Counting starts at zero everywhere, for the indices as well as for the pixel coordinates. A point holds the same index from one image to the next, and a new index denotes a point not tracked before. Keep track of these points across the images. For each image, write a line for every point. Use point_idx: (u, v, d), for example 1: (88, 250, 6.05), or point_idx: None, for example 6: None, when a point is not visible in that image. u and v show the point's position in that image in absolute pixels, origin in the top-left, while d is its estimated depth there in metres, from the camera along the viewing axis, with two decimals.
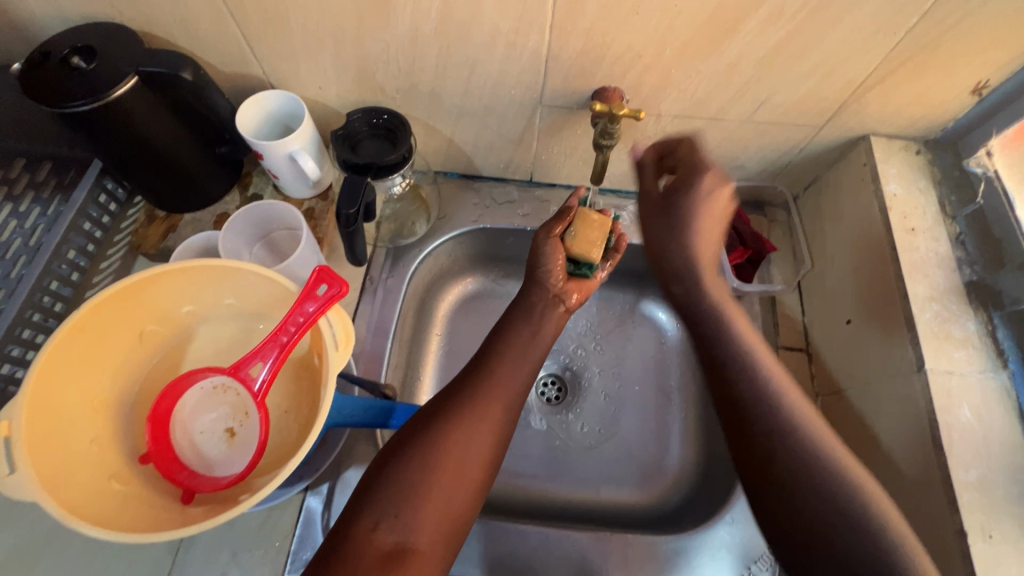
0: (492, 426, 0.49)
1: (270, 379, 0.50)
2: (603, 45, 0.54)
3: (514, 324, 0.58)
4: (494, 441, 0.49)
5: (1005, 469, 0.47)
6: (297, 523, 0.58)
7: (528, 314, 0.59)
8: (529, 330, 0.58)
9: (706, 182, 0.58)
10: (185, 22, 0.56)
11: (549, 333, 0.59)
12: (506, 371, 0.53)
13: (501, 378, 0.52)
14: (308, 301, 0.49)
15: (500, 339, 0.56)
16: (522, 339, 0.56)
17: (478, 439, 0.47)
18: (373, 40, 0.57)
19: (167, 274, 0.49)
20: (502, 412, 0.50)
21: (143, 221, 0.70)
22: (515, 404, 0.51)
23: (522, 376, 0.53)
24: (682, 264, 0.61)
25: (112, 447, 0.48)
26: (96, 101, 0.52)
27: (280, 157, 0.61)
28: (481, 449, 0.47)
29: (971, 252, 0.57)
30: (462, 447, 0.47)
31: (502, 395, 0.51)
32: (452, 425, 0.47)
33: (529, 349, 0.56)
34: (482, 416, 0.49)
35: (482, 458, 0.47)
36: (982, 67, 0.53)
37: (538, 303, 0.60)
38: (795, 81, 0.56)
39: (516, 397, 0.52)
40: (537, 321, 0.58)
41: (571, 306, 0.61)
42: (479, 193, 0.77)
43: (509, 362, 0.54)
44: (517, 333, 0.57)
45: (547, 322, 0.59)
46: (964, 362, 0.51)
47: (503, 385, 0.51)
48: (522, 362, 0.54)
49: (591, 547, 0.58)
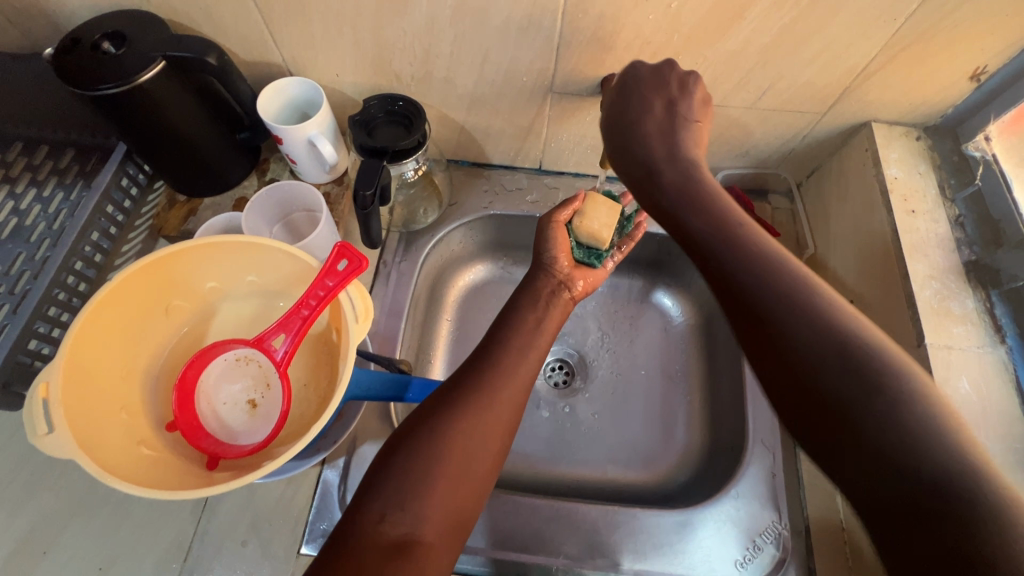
0: (498, 419, 0.48)
1: (291, 351, 0.53)
2: (613, 32, 0.56)
3: (516, 316, 0.57)
4: (500, 434, 0.48)
5: (1003, 438, 0.49)
6: (314, 495, 0.59)
7: (534, 301, 0.59)
8: (533, 319, 0.57)
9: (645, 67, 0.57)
10: (211, 11, 0.58)
11: (557, 319, 0.59)
12: (509, 364, 0.52)
13: (504, 370, 0.51)
14: (329, 276, 0.51)
15: (502, 333, 0.55)
16: (525, 329, 0.56)
17: (484, 432, 0.47)
18: (391, 29, 0.59)
19: (194, 249, 0.51)
20: (506, 405, 0.49)
21: (165, 205, 0.72)
22: (519, 396, 0.50)
23: (525, 369, 0.52)
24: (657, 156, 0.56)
25: (141, 414, 0.50)
26: (124, 85, 0.54)
27: (299, 141, 0.63)
28: (487, 442, 0.47)
29: (970, 233, 0.59)
30: (467, 441, 0.46)
31: (505, 387, 0.50)
32: (458, 414, 0.47)
33: (533, 338, 0.55)
34: (488, 405, 0.48)
35: (488, 451, 0.46)
36: (980, 53, 0.55)
37: (543, 290, 0.60)
38: (799, 67, 0.58)
39: (521, 389, 0.51)
40: (544, 306, 0.59)
41: (577, 292, 0.62)
42: (489, 181, 0.79)
43: (512, 353, 0.53)
44: (518, 324, 0.56)
45: (553, 308, 0.59)
46: (963, 337, 0.53)
47: (507, 378, 0.50)
48: (524, 353, 0.53)
49: (600, 520, 0.60)
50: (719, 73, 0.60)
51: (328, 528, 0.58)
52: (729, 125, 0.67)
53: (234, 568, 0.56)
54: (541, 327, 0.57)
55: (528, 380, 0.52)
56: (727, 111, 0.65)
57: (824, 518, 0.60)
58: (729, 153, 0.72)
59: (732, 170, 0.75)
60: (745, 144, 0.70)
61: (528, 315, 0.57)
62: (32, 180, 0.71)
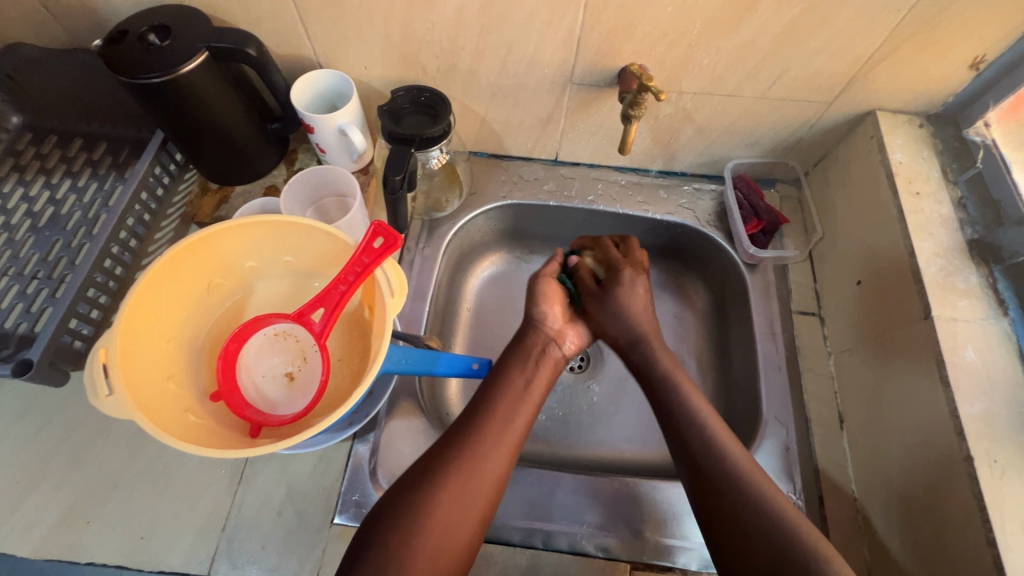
0: (479, 490, 0.51)
1: (328, 324, 0.55)
2: (632, 23, 0.59)
3: (503, 378, 0.60)
4: (482, 504, 0.51)
5: (1008, 403, 0.51)
6: (346, 467, 0.62)
7: (523, 362, 0.63)
8: (522, 379, 0.61)
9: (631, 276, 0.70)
10: (248, 5, 0.61)
11: (546, 378, 0.63)
12: (495, 429, 0.55)
13: (490, 437, 0.54)
14: (365, 253, 0.54)
15: (492, 389, 0.59)
16: (514, 389, 0.59)
17: (466, 502, 0.50)
18: (420, 20, 0.62)
19: (237, 228, 0.54)
20: (489, 475, 0.52)
21: (198, 191, 0.74)
22: (504, 463, 0.53)
23: (511, 434, 0.56)
24: (624, 330, 0.67)
25: (186, 385, 0.52)
26: (171, 74, 0.57)
27: (330, 130, 0.66)
28: (468, 512, 0.50)
29: (972, 214, 0.62)
30: (448, 509, 0.49)
31: (489, 455, 0.53)
32: (439, 486, 0.50)
33: (520, 402, 0.58)
34: (469, 478, 0.51)
35: (468, 520, 0.50)
36: (979, 42, 0.58)
37: (531, 348, 0.65)
38: (807, 58, 0.61)
39: (506, 456, 0.54)
40: (531, 366, 0.63)
41: (567, 352, 0.67)
42: (507, 171, 0.82)
43: (500, 415, 0.57)
44: (506, 386, 0.59)
45: (542, 368, 0.63)
46: (967, 310, 0.56)
47: (492, 446, 0.54)
48: (511, 419, 0.57)
49: (622, 491, 0.62)
50: (732, 63, 0.63)
51: (360, 499, 0.60)
52: (740, 115, 0.71)
53: (270, 537, 0.58)
54: (530, 389, 0.60)
55: (514, 445, 0.55)
56: (738, 100, 0.68)
57: (837, 488, 0.62)
58: (739, 142, 0.75)
59: (742, 159, 0.78)
60: (754, 134, 0.74)
61: (516, 376, 0.61)
62: (67, 171, 0.73)
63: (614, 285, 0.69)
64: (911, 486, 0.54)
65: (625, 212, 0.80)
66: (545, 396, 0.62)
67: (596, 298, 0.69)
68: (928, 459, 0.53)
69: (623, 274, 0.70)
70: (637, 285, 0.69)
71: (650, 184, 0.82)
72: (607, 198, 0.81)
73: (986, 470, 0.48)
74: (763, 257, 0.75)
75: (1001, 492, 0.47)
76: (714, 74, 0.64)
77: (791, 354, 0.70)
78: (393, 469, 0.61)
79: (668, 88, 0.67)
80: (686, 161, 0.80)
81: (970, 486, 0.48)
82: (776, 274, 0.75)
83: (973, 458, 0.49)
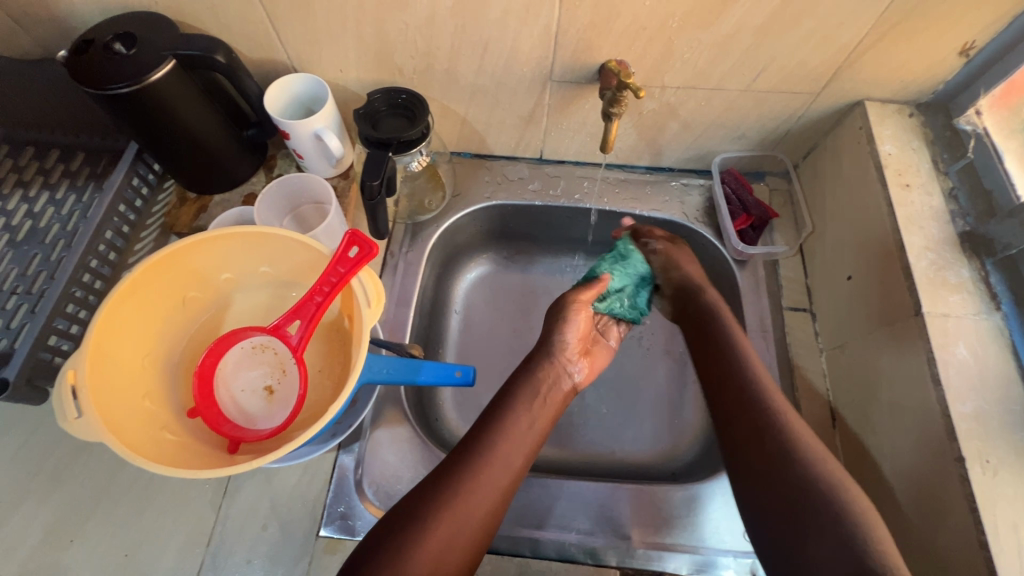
0: (470, 535, 0.49)
1: (306, 337, 0.55)
2: (609, 19, 0.58)
3: (506, 414, 0.57)
4: (469, 548, 0.49)
5: (1000, 400, 0.50)
6: (331, 478, 0.61)
7: (532, 394, 0.60)
8: (527, 416, 0.58)
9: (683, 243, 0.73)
10: (216, 10, 0.60)
11: (549, 414, 0.60)
12: (492, 469, 0.53)
13: (486, 476, 0.52)
14: (340, 262, 0.52)
15: (495, 423, 0.57)
16: (518, 424, 0.57)
17: (456, 543, 0.48)
18: (392, 22, 0.60)
19: (210, 240, 0.53)
20: (480, 516, 0.50)
21: (176, 202, 0.73)
22: (497, 504, 0.52)
23: (508, 476, 0.54)
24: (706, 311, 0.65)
25: (162, 403, 0.52)
26: (136, 84, 0.55)
27: (306, 135, 0.65)
28: (455, 553, 0.48)
29: (963, 205, 0.61)
30: (437, 552, 0.47)
31: (483, 497, 0.51)
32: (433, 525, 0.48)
33: (523, 439, 0.56)
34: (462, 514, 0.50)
35: (455, 561, 0.48)
36: (969, 28, 0.56)
37: (544, 379, 0.62)
38: (792, 48, 0.59)
39: (499, 495, 0.52)
40: (540, 402, 0.60)
41: (577, 383, 0.64)
42: (491, 171, 0.81)
43: (501, 450, 0.54)
44: (511, 420, 0.57)
45: (549, 403, 0.60)
46: (959, 305, 0.55)
47: (488, 485, 0.52)
48: (510, 461, 0.54)
49: (613, 495, 0.61)
50: (715, 56, 0.61)
51: (345, 511, 0.59)
52: (726, 109, 0.69)
53: (255, 552, 0.58)
54: (533, 426, 0.58)
55: (508, 486, 0.53)
56: (723, 94, 0.66)
57: None
58: (726, 136, 0.74)
59: (729, 153, 0.77)
60: (740, 127, 0.72)
61: (523, 412, 0.58)
62: (44, 183, 0.71)
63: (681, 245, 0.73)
64: (902, 487, 0.54)
65: (612, 210, 0.79)
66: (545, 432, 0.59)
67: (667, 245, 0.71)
68: (919, 459, 0.52)
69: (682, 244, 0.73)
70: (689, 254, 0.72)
71: (637, 181, 0.81)
72: (593, 196, 0.79)
73: (978, 471, 0.47)
74: (752, 254, 0.73)
75: (993, 494, 0.46)
76: (697, 68, 0.63)
77: (781, 352, 0.69)
78: (378, 478, 0.61)
79: (650, 83, 0.66)
80: (673, 157, 0.79)
81: (962, 488, 0.47)
82: (765, 270, 0.74)
83: (965, 459, 0.48)
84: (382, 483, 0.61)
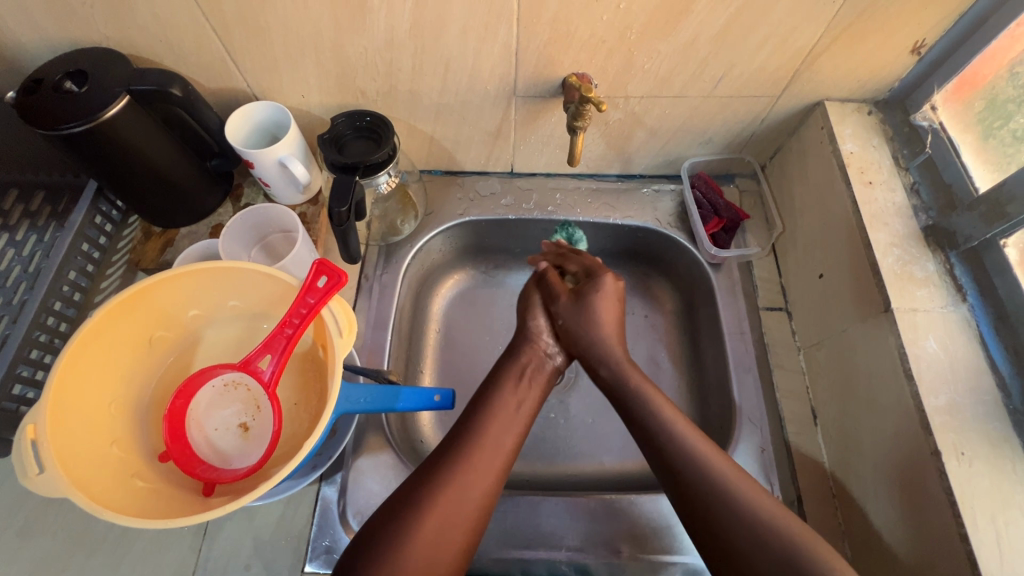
0: (464, 522, 0.49)
1: (277, 371, 0.53)
2: (568, 33, 0.58)
3: (493, 401, 0.59)
4: (467, 531, 0.49)
5: (971, 391, 0.51)
6: (314, 512, 0.60)
7: (516, 380, 0.61)
8: (513, 403, 0.59)
9: (608, 281, 0.68)
10: (172, 43, 0.59)
11: (537, 397, 0.62)
12: (485, 454, 0.53)
13: (476, 463, 0.53)
14: (309, 293, 0.52)
15: (481, 409, 0.58)
16: (505, 412, 0.58)
17: (450, 529, 0.49)
18: (351, 45, 0.60)
19: (175, 277, 0.52)
20: (473, 502, 0.50)
21: (142, 237, 0.72)
22: (491, 489, 0.52)
23: (501, 459, 0.54)
24: (598, 354, 0.64)
25: (132, 449, 0.50)
26: (89, 122, 0.54)
27: (269, 163, 0.64)
28: (451, 538, 0.48)
29: (925, 199, 0.62)
30: (433, 539, 0.48)
31: (473, 482, 0.51)
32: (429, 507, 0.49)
33: (512, 424, 0.57)
34: (458, 492, 0.50)
35: (452, 544, 0.48)
36: (918, 28, 0.57)
37: (525, 364, 0.64)
38: (749, 54, 0.60)
39: (494, 479, 0.53)
40: (524, 386, 0.61)
41: (559, 365, 0.67)
42: (463, 188, 0.81)
43: (492, 435, 0.55)
44: (494, 412, 0.57)
45: (535, 387, 0.62)
46: (926, 299, 0.55)
47: (478, 472, 0.52)
48: (500, 445, 0.55)
49: (600, 507, 0.61)
50: (675, 65, 0.62)
51: (330, 544, 0.58)
52: (690, 115, 0.70)
53: None
54: (521, 411, 0.59)
55: (501, 471, 0.53)
56: (686, 101, 0.67)
57: (814, 485, 0.61)
58: (693, 141, 0.75)
59: (698, 158, 0.78)
60: (706, 132, 0.73)
61: (507, 399, 0.59)
62: None
63: (592, 293, 0.67)
64: (884, 482, 0.54)
65: (586, 220, 0.79)
66: (537, 412, 0.61)
67: (568, 311, 0.66)
68: (897, 453, 0.52)
69: (604, 282, 0.68)
70: (609, 296, 0.67)
71: (609, 190, 0.81)
72: (566, 207, 0.79)
73: (954, 463, 0.47)
74: (725, 257, 0.74)
75: (969, 486, 0.46)
76: (659, 77, 0.63)
77: (759, 353, 0.69)
78: (364, 508, 0.60)
79: (613, 94, 0.66)
80: (643, 165, 0.79)
81: (939, 482, 0.47)
82: (739, 272, 0.74)
83: (940, 452, 0.48)
84: (367, 512, 0.60)
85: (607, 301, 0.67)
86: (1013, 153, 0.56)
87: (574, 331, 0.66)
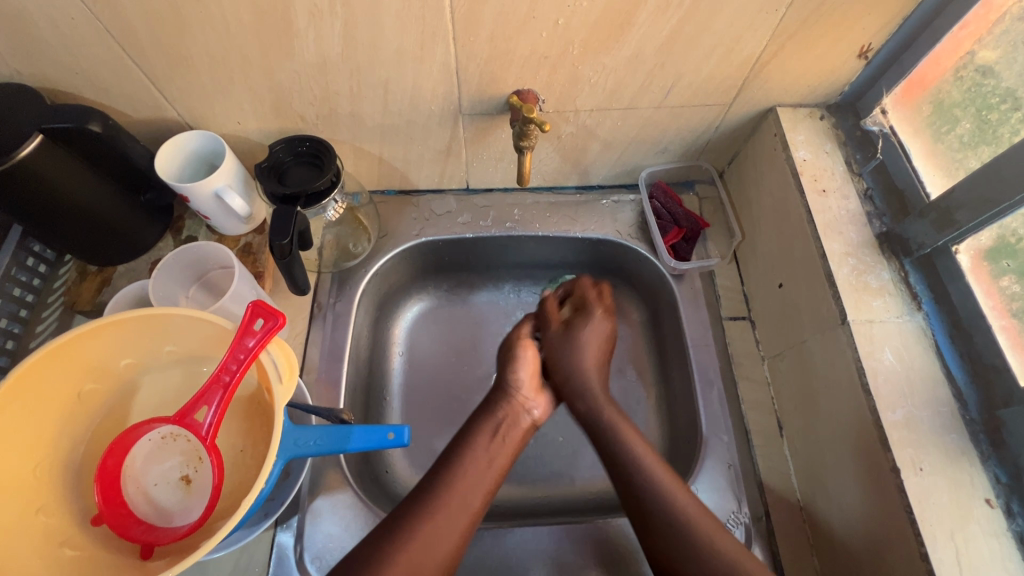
0: None
1: (216, 423, 0.50)
2: (508, 49, 0.56)
3: (466, 450, 0.57)
4: None
5: (928, 404, 0.50)
6: (270, 560, 0.58)
7: (489, 435, 0.59)
8: (484, 455, 0.57)
9: (598, 321, 0.67)
10: (89, 75, 0.55)
11: (509, 452, 0.59)
12: (450, 512, 0.52)
13: (443, 518, 0.51)
14: (247, 336, 0.49)
15: (451, 459, 0.56)
16: (476, 466, 0.56)
17: None
18: (281, 70, 0.57)
19: (101, 328, 0.49)
20: (436, 562, 0.49)
21: (76, 278, 0.68)
22: (456, 546, 0.51)
23: (468, 516, 0.53)
24: (579, 386, 0.64)
25: (61, 515, 0.47)
26: (2, 165, 0.50)
27: (206, 196, 0.61)
28: None
29: (879, 205, 0.61)
30: None
31: (440, 541, 0.50)
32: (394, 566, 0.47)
33: (482, 478, 0.55)
34: (425, 549, 0.49)
35: None
36: (863, 33, 0.56)
37: (500, 419, 0.61)
38: (696, 65, 0.59)
39: (458, 539, 0.51)
40: (496, 443, 0.59)
41: (537, 418, 0.64)
42: (418, 207, 0.78)
43: (459, 493, 0.53)
44: (466, 463, 0.56)
45: (507, 443, 0.59)
46: (882, 310, 0.55)
47: (445, 529, 0.51)
48: (468, 502, 0.53)
49: (567, 535, 0.60)
50: (622, 77, 0.60)
51: None
52: (643, 125, 0.68)
53: None
54: (491, 463, 0.57)
55: (465, 529, 0.52)
56: (637, 112, 0.65)
57: (781, 497, 0.61)
58: (649, 151, 0.73)
59: (655, 167, 0.76)
60: (661, 141, 0.71)
61: (478, 452, 0.57)
62: None
63: (581, 326, 0.67)
64: (848, 497, 0.53)
65: (545, 235, 0.77)
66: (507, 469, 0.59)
67: (557, 338, 0.66)
68: (858, 468, 0.52)
69: (594, 318, 0.67)
70: (598, 330, 0.67)
71: (568, 202, 0.79)
72: (525, 223, 0.78)
73: (912, 479, 0.47)
74: (686, 268, 0.73)
75: (929, 503, 0.46)
76: (607, 89, 0.62)
77: (723, 365, 0.68)
78: (322, 552, 0.58)
79: (562, 109, 0.64)
80: (601, 176, 0.77)
81: (899, 499, 0.47)
82: (701, 282, 0.73)
83: (899, 468, 0.47)
84: (325, 556, 0.58)
85: (593, 346, 0.66)
86: (961, 158, 0.55)
87: (562, 362, 0.65)
